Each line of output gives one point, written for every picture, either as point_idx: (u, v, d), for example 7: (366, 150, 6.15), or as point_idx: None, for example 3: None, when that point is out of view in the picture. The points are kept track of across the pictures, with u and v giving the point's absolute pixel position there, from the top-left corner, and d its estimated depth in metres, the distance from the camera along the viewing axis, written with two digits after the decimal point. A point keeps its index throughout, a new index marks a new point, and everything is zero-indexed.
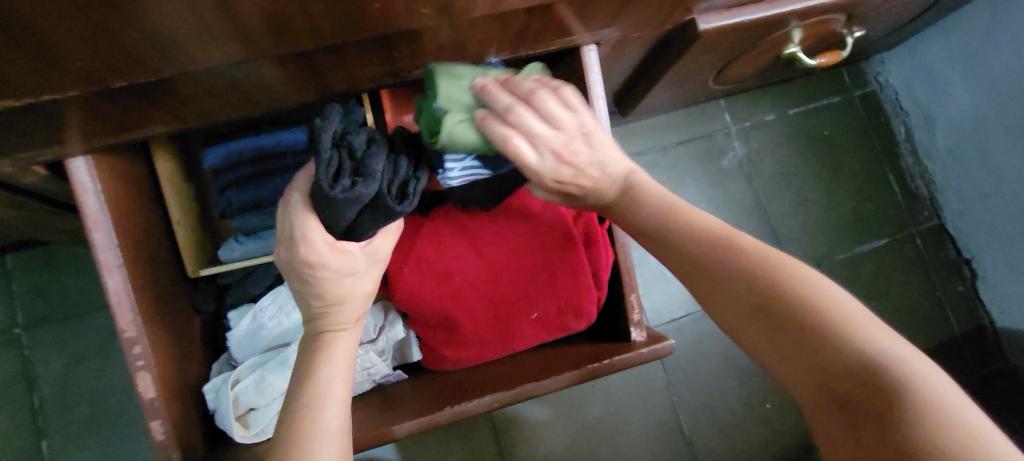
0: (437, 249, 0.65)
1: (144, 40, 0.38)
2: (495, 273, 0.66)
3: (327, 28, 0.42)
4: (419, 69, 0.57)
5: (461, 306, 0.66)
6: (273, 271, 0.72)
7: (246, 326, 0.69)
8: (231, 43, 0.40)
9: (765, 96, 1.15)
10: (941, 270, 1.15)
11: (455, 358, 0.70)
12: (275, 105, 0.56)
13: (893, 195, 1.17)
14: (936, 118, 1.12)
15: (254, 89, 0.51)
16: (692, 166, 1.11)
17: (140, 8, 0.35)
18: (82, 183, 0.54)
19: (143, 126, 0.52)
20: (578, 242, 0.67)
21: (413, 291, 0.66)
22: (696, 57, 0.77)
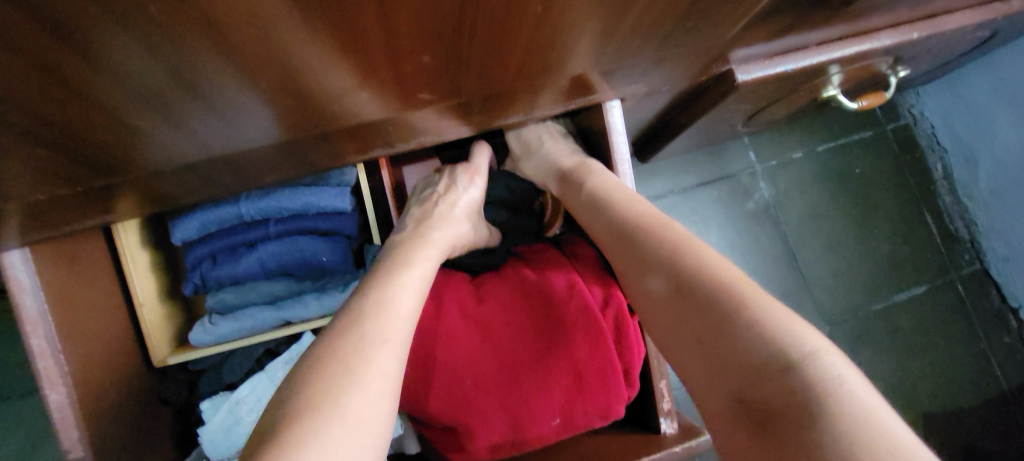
0: (447, 345, 0.58)
1: (62, 151, 0.30)
2: (511, 362, 0.58)
3: (303, 120, 0.34)
4: (419, 139, 0.48)
5: (473, 412, 0.58)
6: (252, 354, 0.64)
7: (220, 420, 0.60)
8: (181, 146, 0.33)
9: (793, 132, 1.06)
10: (985, 319, 1.06)
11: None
12: (249, 184, 0.48)
13: (931, 238, 1.08)
14: (979, 156, 1.03)
15: (221, 176, 0.43)
16: (715, 210, 1.02)
17: (48, 121, 0.26)
18: (18, 281, 0.44)
19: (92, 219, 0.44)
20: (607, 334, 0.59)
21: (418, 394, 0.58)
22: (729, 106, 0.69)
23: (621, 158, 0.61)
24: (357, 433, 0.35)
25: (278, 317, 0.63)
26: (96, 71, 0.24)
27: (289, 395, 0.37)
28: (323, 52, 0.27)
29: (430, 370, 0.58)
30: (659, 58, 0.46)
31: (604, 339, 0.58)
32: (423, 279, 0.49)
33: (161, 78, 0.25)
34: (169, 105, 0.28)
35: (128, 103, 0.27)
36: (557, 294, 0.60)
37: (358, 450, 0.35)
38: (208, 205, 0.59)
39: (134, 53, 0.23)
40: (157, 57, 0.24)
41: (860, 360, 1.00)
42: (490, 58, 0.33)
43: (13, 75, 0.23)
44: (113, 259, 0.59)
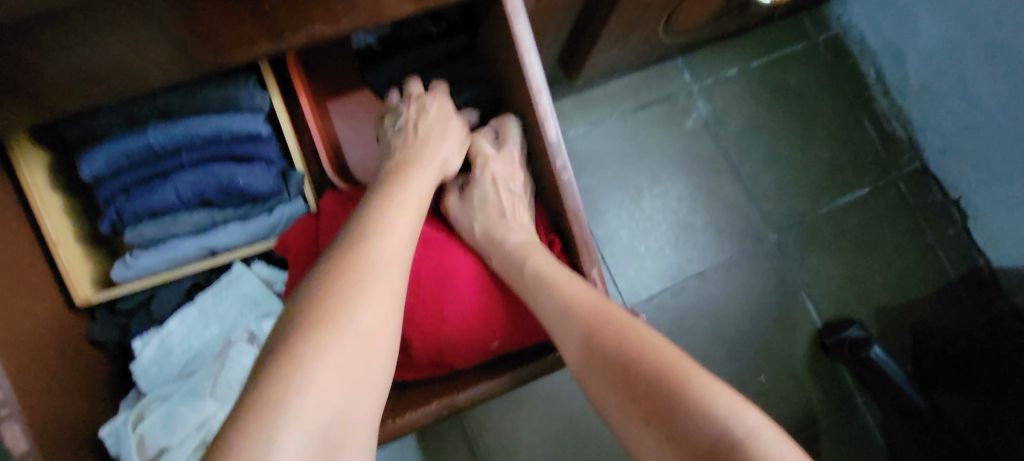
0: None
1: None
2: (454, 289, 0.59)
3: None
4: (306, 27, 0.49)
5: (408, 320, 0.59)
6: (180, 288, 0.64)
7: (151, 353, 0.61)
8: None
9: (725, 50, 1.07)
10: (928, 213, 1.08)
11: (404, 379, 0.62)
12: (137, 83, 0.49)
13: (871, 141, 1.10)
14: (906, 54, 1.05)
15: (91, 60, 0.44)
16: (655, 131, 1.02)
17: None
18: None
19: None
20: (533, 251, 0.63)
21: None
22: (638, 1, 0.69)
23: (528, 48, 0.60)
24: (370, 349, 0.42)
25: (201, 247, 0.63)
26: None
27: (302, 312, 0.42)
28: None
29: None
30: None
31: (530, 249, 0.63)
32: (418, 207, 0.54)
33: None
34: None
35: None
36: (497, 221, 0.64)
37: (368, 365, 0.41)
38: (115, 137, 0.59)
39: None
40: None
41: (810, 264, 1.02)
42: None
43: None
44: (20, 197, 0.58)
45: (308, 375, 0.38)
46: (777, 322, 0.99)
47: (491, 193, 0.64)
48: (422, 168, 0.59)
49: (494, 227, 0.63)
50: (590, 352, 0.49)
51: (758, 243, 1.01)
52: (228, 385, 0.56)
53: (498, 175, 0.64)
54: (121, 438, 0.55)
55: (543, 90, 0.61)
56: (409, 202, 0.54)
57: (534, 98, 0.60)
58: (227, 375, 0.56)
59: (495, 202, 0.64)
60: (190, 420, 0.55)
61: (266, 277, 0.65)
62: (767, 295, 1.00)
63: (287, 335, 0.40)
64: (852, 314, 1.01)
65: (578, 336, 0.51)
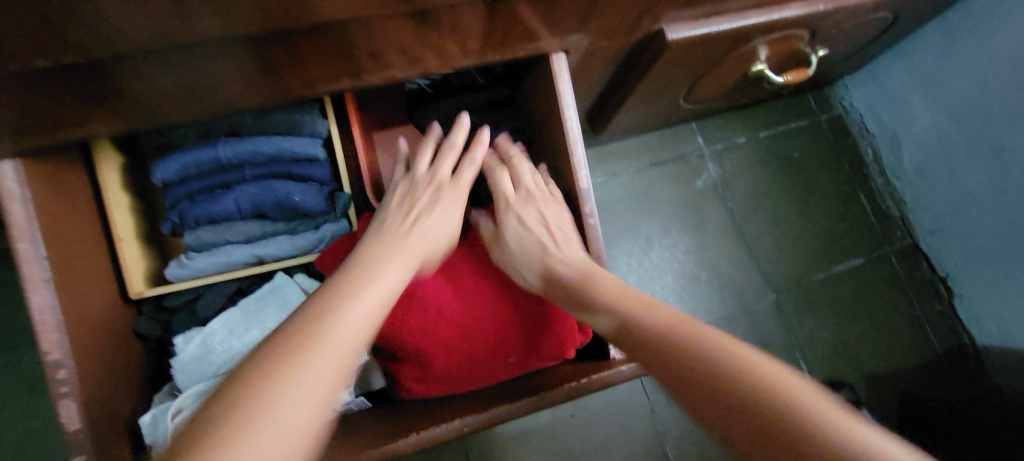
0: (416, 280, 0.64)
1: (45, 27, 0.37)
2: (474, 315, 0.65)
3: (268, 20, 0.41)
4: (383, 70, 0.56)
5: (430, 340, 0.63)
6: (225, 291, 0.68)
7: (193, 351, 0.63)
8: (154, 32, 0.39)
9: (736, 119, 1.16)
10: (917, 288, 1.14)
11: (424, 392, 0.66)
12: (228, 105, 0.55)
13: (866, 215, 1.17)
14: (901, 139, 1.14)
15: (200, 89, 0.50)
16: (668, 188, 1.10)
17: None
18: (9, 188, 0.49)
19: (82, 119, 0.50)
20: None
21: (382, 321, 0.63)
22: (665, 71, 0.77)
23: (568, 103, 0.67)
24: (315, 396, 0.42)
25: (251, 255, 0.68)
26: None
27: (258, 360, 0.43)
28: None
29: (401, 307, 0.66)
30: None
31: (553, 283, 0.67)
32: (399, 267, 0.57)
33: None
34: None
35: None
36: None
37: (312, 412, 0.41)
38: (189, 148, 0.64)
39: None
40: None
41: (805, 326, 1.07)
42: None
43: None
44: (95, 195, 0.63)
45: (243, 420, 0.38)
46: None
47: (527, 224, 0.68)
48: (409, 231, 0.62)
49: (539, 254, 0.65)
50: (660, 361, 0.48)
51: (757, 301, 1.07)
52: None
53: (527, 211, 0.69)
54: (158, 428, 0.58)
55: (579, 142, 0.67)
56: (390, 264, 0.56)
57: (572, 149, 0.66)
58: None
59: (534, 231, 0.67)
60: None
61: (305, 286, 0.69)
62: (764, 351, 1.04)
63: (236, 382, 0.41)
64: (843, 377, 1.06)
65: (644, 352, 0.50)
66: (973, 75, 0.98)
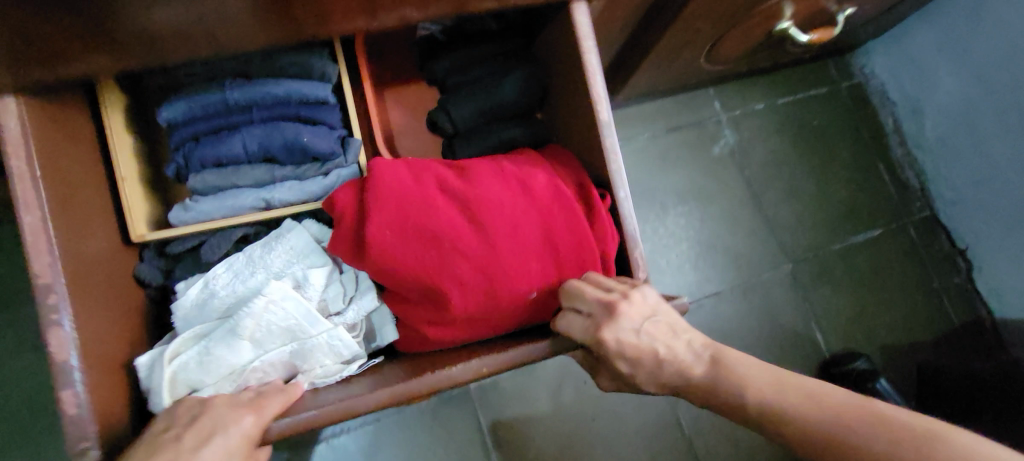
0: (428, 215, 0.59)
1: None
2: (495, 249, 0.59)
3: None
4: (396, 8, 0.53)
5: (452, 280, 0.59)
6: (230, 237, 0.66)
7: (195, 295, 0.62)
8: None
9: (755, 85, 1.13)
10: (935, 262, 1.12)
11: (439, 338, 0.63)
12: (229, 48, 0.52)
13: (885, 186, 1.15)
14: (924, 107, 1.11)
15: (197, 28, 0.47)
16: (684, 154, 1.07)
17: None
18: (9, 126, 0.47)
19: (70, 56, 0.47)
20: (579, 212, 0.63)
21: (395, 262, 0.59)
22: (688, 25, 0.74)
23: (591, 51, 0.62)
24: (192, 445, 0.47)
25: (258, 199, 0.66)
26: None
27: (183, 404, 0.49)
28: None
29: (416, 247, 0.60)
30: None
31: (576, 213, 0.62)
32: None
33: None
34: None
35: None
36: (538, 185, 0.63)
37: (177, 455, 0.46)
38: (194, 87, 0.63)
39: None
40: None
41: (821, 297, 1.05)
42: None
43: None
44: (99, 134, 0.61)
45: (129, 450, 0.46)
46: (786, 350, 1.02)
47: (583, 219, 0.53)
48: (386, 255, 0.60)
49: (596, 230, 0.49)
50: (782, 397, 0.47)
51: (772, 271, 1.05)
52: (268, 331, 0.58)
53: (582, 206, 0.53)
54: (154, 373, 0.55)
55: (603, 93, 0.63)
56: None
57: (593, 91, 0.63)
58: (270, 321, 0.58)
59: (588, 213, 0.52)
60: (227, 362, 0.57)
61: (316, 233, 0.67)
62: (779, 320, 1.03)
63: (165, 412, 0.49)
64: (858, 348, 1.04)
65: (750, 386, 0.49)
66: (1002, 38, 0.95)
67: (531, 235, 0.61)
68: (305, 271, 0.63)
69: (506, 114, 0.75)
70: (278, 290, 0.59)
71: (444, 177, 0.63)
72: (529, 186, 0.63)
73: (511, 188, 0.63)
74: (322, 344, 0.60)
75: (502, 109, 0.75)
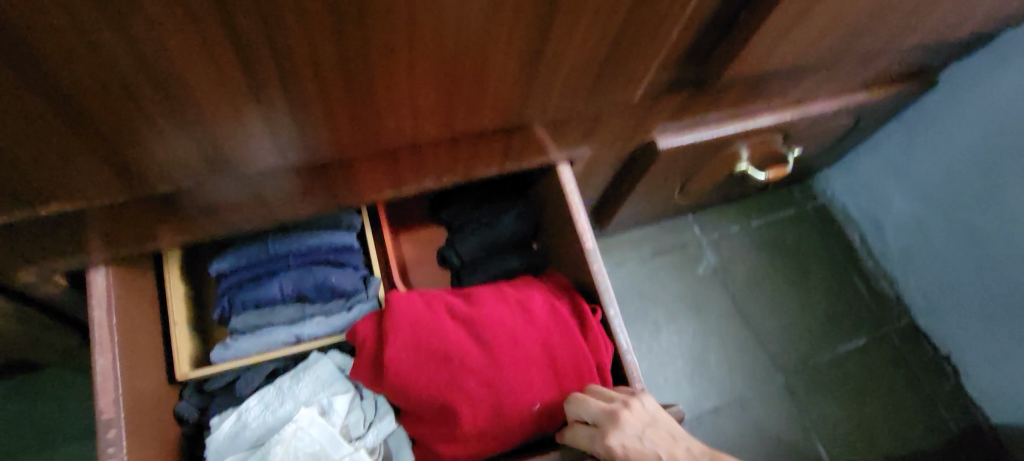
0: (439, 337, 0.67)
1: (132, 163, 0.44)
2: (499, 366, 0.66)
3: (335, 141, 0.51)
4: (419, 183, 0.65)
5: (461, 394, 0.65)
6: (262, 371, 0.72)
7: (228, 429, 0.67)
8: (236, 157, 0.48)
9: (729, 210, 1.26)
10: (923, 368, 1.17)
11: (453, 457, 0.66)
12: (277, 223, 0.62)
13: (862, 297, 1.23)
14: (884, 223, 1.23)
15: (255, 210, 0.57)
16: (671, 275, 1.17)
17: (176, 114, 0.41)
18: (95, 289, 0.57)
19: (141, 241, 0.55)
20: (573, 328, 0.70)
21: (410, 381, 0.66)
22: (660, 173, 0.88)
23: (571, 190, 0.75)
24: None
25: (289, 334, 0.74)
26: (168, 103, 0.40)
27: None
28: (367, 79, 0.44)
29: (428, 365, 0.67)
30: (593, 117, 0.66)
31: (570, 330, 0.70)
32: None
33: (223, 100, 0.41)
34: (214, 122, 0.43)
35: (170, 120, 0.41)
36: (535, 306, 0.72)
37: None
38: (242, 243, 0.75)
39: (211, 83, 0.39)
40: (227, 88, 0.40)
41: (818, 408, 1.09)
42: (471, 95, 0.51)
43: (120, 101, 0.38)
44: (159, 286, 0.72)
45: None
46: None
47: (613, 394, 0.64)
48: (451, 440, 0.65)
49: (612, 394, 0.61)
50: None
51: (767, 384, 1.09)
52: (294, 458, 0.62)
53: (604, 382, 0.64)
54: None
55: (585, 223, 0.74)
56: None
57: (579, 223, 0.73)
58: (297, 448, 0.63)
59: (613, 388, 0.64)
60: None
61: (339, 362, 0.73)
62: (780, 434, 1.05)
63: None
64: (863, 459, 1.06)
65: None
66: (935, 165, 1.10)
67: (531, 351, 0.68)
68: (330, 399, 0.69)
69: (505, 242, 0.86)
70: (305, 415, 0.65)
71: (450, 304, 0.72)
72: (527, 311, 0.72)
73: (512, 310, 0.72)
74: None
75: (501, 239, 0.86)
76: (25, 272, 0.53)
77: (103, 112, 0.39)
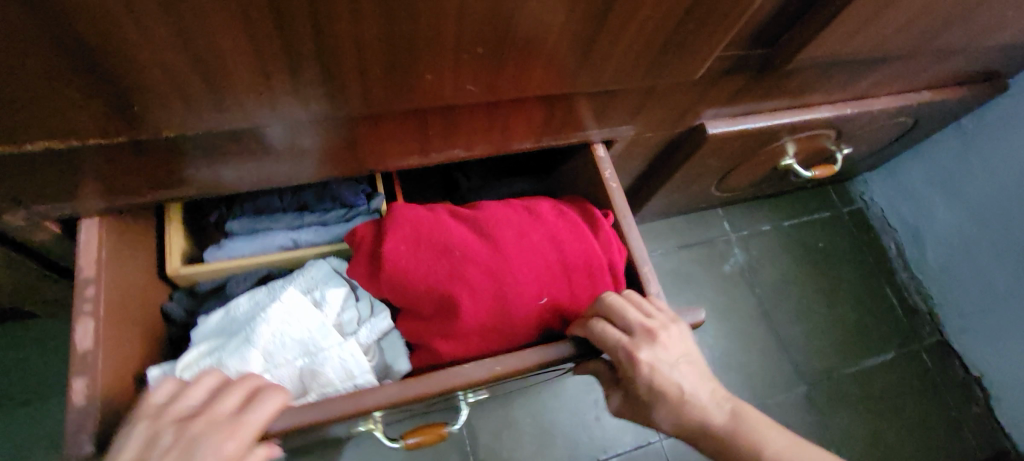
0: (441, 230, 0.61)
1: (141, 111, 0.38)
2: (504, 262, 0.60)
3: (364, 105, 0.44)
4: (448, 150, 0.59)
5: (464, 287, 0.59)
6: (255, 274, 0.67)
7: (216, 320, 0.61)
8: (257, 112, 0.41)
9: (760, 208, 1.20)
10: (952, 389, 1.11)
11: (451, 356, 0.60)
12: (291, 182, 0.56)
13: (893, 309, 1.17)
14: (924, 235, 1.17)
15: (270, 166, 0.51)
16: (696, 271, 1.11)
17: (197, 68, 0.35)
18: (86, 240, 0.51)
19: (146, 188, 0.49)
20: (584, 230, 0.64)
21: (407, 271, 0.59)
22: (703, 162, 0.82)
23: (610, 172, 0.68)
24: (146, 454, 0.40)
25: (286, 240, 0.69)
26: (182, 46, 0.33)
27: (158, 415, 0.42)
28: (413, 35, 0.37)
29: (429, 256, 0.60)
30: (644, 93, 0.59)
31: (583, 231, 0.63)
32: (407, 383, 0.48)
33: (243, 45, 0.34)
34: (235, 73, 0.36)
35: (183, 65, 0.34)
36: (544, 211, 0.66)
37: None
38: None
39: (228, 24, 0.32)
40: (249, 33, 0.33)
41: (839, 422, 1.04)
42: (525, 61, 0.44)
43: (123, 39, 0.31)
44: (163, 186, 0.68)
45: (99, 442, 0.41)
46: None
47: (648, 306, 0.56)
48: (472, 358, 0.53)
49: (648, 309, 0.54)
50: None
51: (788, 392, 1.04)
52: (280, 343, 0.57)
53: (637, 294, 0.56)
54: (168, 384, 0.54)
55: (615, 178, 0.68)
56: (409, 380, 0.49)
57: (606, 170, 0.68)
58: (283, 333, 0.57)
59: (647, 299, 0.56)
60: (238, 373, 0.54)
61: (337, 266, 0.66)
62: None
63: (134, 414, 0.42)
64: None
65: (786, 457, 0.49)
66: (990, 179, 1.02)
67: (539, 256, 0.62)
68: (322, 290, 0.63)
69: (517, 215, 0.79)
70: (292, 301, 0.59)
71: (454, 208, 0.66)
72: (534, 213, 0.66)
73: (518, 213, 0.66)
74: (333, 358, 0.57)
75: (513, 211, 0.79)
76: (8, 214, 0.48)
77: (98, 52, 0.32)
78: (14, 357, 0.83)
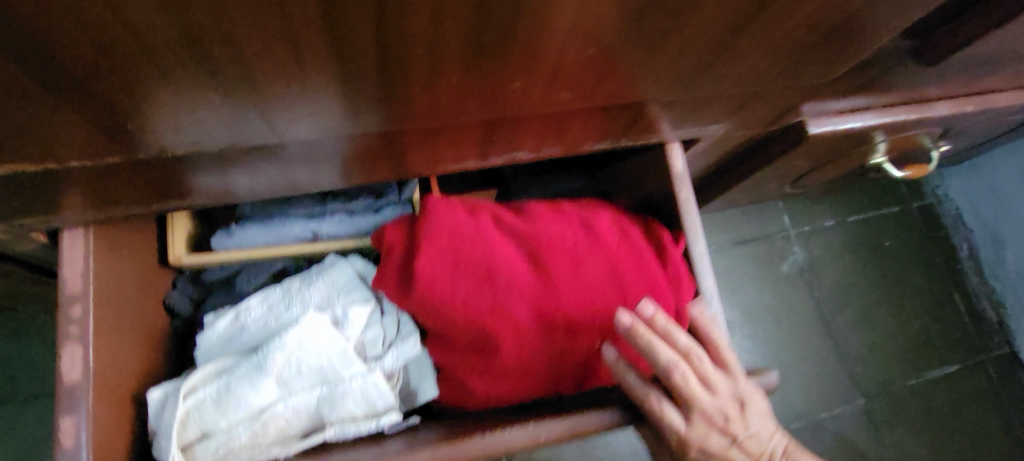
0: (486, 254, 0.51)
1: (139, 125, 0.28)
2: (556, 295, 0.52)
3: (426, 115, 0.33)
4: (510, 154, 0.49)
5: (507, 322, 0.51)
6: (269, 267, 0.58)
7: (224, 329, 0.52)
8: (291, 125, 0.31)
9: (825, 201, 1.09)
10: (1018, 406, 1.04)
11: (486, 392, 0.54)
12: (321, 189, 0.47)
13: (961, 318, 1.08)
14: (1006, 238, 1.05)
15: (300, 176, 0.41)
16: (752, 270, 1.02)
17: (212, 75, 0.25)
18: (73, 260, 0.42)
19: (149, 199, 0.40)
20: (649, 260, 0.55)
21: (443, 301, 0.51)
22: (789, 161, 0.71)
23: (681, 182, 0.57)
24: None
25: (306, 229, 0.58)
26: (194, 48, 0.23)
27: None
28: (509, 34, 0.26)
29: (468, 279, 0.51)
30: (754, 93, 0.48)
31: (647, 262, 0.55)
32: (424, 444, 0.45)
33: (279, 48, 0.24)
34: (264, 82, 0.26)
35: (194, 73, 0.24)
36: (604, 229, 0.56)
37: None
38: None
39: (258, 18, 0.22)
40: (288, 32, 0.23)
41: (896, 439, 0.97)
42: (639, 62, 0.33)
43: (109, 37, 0.21)
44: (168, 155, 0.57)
45: None
46: None
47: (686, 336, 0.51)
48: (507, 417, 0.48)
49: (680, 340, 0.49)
50: None
51: (843, 405, 0.97)
52: (297, 371, 0.49)
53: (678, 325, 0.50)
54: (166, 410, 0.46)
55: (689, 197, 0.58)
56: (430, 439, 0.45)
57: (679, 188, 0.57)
58: (301, 360, 0.49)
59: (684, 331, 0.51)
60: (247, 404, 0.46)
61: (361, 270, 0.57)
62: None
63: None
64: None
65: None
66: None
67: (593, 285, 0.53)
68: (344, 307, 0.54)
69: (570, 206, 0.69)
70: (315, 324, 0.50)
71: (499, 214, 0.55)
72: (593, 232, 0.55)
73: (575, 229, 0.55)
74: (355, 393, 0.49)
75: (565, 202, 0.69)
76: None
77: (75, 53, 0.22)
78: (24, 350, 0.77)
